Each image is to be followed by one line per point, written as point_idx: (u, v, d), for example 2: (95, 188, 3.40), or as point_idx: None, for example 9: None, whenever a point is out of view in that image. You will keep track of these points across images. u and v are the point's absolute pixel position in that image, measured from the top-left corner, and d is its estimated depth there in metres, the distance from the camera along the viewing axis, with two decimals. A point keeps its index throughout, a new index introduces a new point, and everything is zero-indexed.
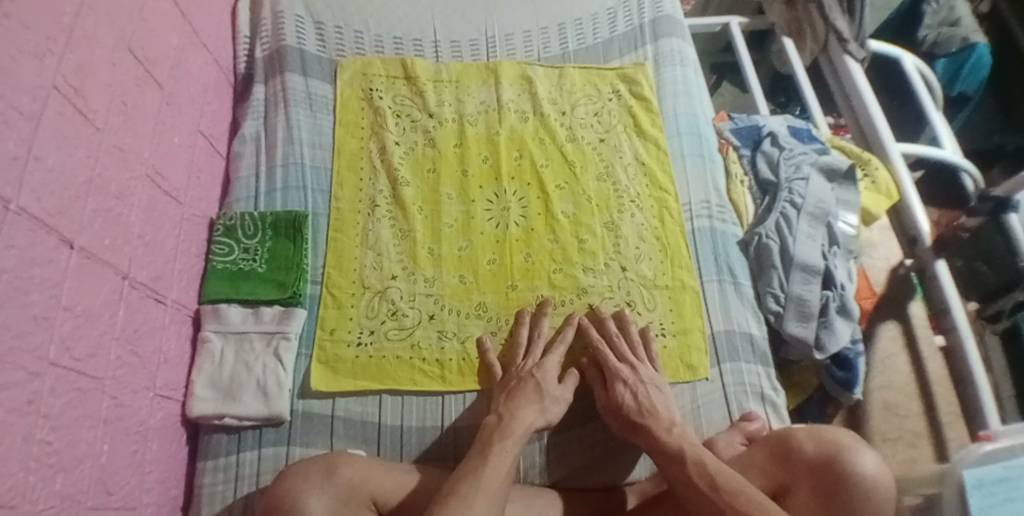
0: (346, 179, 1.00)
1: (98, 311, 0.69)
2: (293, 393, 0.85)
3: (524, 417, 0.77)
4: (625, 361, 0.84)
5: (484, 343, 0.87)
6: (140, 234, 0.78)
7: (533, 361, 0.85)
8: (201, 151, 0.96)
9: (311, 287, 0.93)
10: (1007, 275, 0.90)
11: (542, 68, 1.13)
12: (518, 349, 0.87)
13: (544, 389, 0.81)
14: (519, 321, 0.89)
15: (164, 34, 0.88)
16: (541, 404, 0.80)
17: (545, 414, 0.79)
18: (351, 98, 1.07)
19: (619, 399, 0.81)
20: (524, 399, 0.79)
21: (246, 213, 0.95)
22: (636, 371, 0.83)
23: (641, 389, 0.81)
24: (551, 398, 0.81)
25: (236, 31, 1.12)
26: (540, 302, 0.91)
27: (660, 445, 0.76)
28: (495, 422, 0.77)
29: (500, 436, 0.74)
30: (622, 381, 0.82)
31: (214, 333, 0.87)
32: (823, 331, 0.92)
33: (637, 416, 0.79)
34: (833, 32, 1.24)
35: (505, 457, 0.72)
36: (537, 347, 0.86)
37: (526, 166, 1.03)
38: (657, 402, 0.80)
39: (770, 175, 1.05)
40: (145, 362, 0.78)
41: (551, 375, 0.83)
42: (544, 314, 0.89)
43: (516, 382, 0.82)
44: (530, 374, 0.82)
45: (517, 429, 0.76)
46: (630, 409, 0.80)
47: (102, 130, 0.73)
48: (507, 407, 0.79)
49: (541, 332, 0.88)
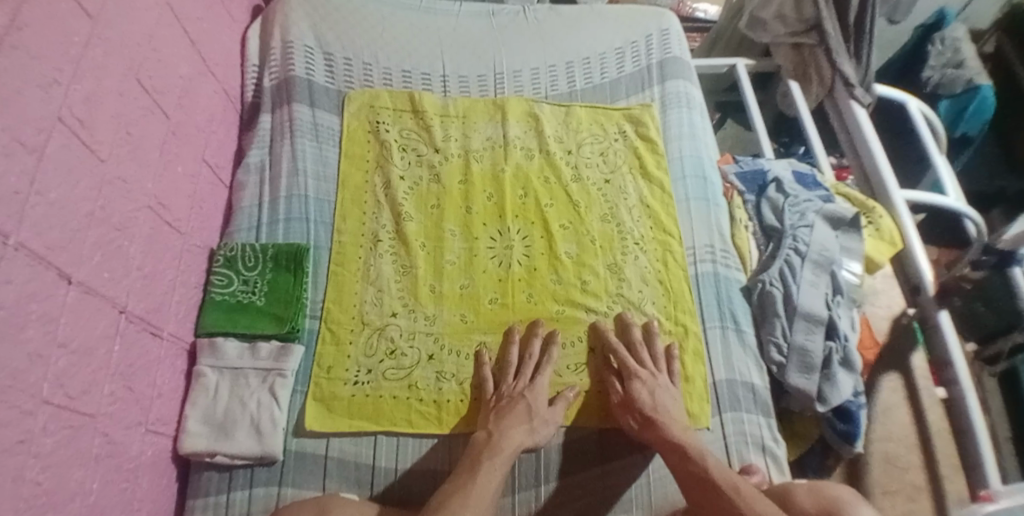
0: (350, 212, 1.00)
1: (94, 347, 0.68)
2: (287, 431, 0.84)
3: (512, 437, 0.79)
4: (644, 366, 0.87)
5: (481, 357, 0.88)
6: (140, 266, 0.77)
7: (525, 382, 0.86)
8: (205, 180, 0.95)
9: (309, 321, 0.92)
10: (1007, 316, 0.91)
11: (549, 106, 1.13)
12: (509, 367, 0.87)
13: (534, 410, 0.82)
14: (509, 339, 0.90)
15: (174, 63, 0.88)
16: (530, 423, 0.81)
17: (534, 435, 0.81)
18: (357, 130, 1.07)
19: (635, 395, 0.83)
20: (515, 417, 0.80)
21: (247, 244, 0.94)
22: (654, 376, 0.86)
23: (657, 390, 0.84)
24: (540, 416, 0.82)
25: (245, 60, 1.12)
26: (531, 322, 0.92)
27: (672, 439, 0.79)
28: (485, 439, 0.79)
29: (488, 455, 0.77)
30: (639, 380, 0.85)
31: (209, 368, 0.86)
32: (825, 384, 0.91)
33: (651, 412, 0.81)
34: (840, 76, 1.24)
35: (494, 475, 0.74)
36: (528, 368, 0.87)
37: (531, 205, 1.03)
38: (669, 404, 0.83)
39: (775, 221, 1.05)
40: (139, 397, 0.76)
41: (542, 397, 0.84)
42: (535, 333, 0.90)
43: (507, 401, 0.83)
44: (521, 395, 0.83)
45: (505, 449, 0.77)
46: (644, 405, 0.82)
47: (106, 162, 0.72)
48: (496, 425, 0.80)
49: (532, 354, 0.88)
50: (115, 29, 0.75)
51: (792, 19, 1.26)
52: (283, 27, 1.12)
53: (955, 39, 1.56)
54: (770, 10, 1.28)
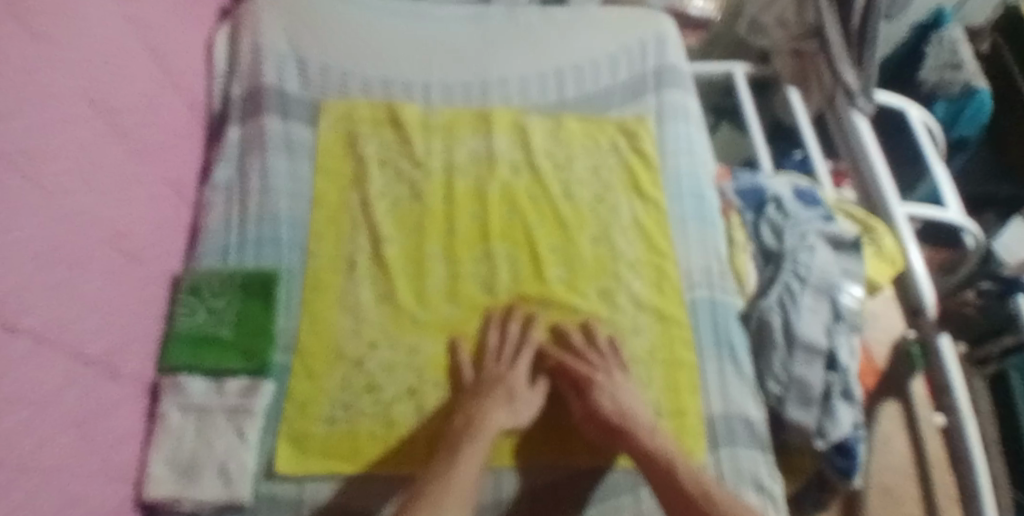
0: (325, 233, 0.94)
1: (49, 399, 0.62)
2: (257, 475, 0.78)
3: (492, 419, 0.76)
4: (597, 367, 0.83)
5: (456, 347, 0.86)
6: (96, 304, 0.71)
7: (505, 365, 0.84)
8: (167, 202, 0.88)
9: (281, 356, 0.86)
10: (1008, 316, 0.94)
11: (538, 117, 1.07)
12: (487, 353, 0.86)
13: (513, 392, 0.81)
14: (487, 326, 0.88)
15: (131, 79, 0.81)
16: (510, 406, 0.79)
17: (514, 417, 0.79)
18: (334, 143, 1.00)
19: (596, 406, 0.80)
20: (496, 400, 0.79)
21: (213, 270, 0.87)
22: (612, 378, 0.82)
23: (618, 394, 0.81)
24: (520, 400, 0.81)
25: (212, 67, 1.04)
26: (507, 309, 0.90)
27: (642, 446, 0.75)
28: (464, 422, 0.77)
29: (469, 437, 0.74)
30: (600, 389, 0.81)
31: (173, 407, 0.80)
32: (825, 418, 0.85)
33: (617, 419, 0.78)
34: (840, 84, 1.19)
35: (476, 455, 0.72)
36: (507, 352, 0.85)
37: (518, 225, 0.97)
38: (634, 406, 0.80)
39: (774, 244, 1.00)
40: (97, 446, 0.70)
41: (521, 381, 0.83)
42: (512, 317, 0.88)
43: (488, 385, 0.81)
44: (501, 378, 0.82)
45: (485, 430, 0.75)
46: (609, 414, 0.79)
47: (55, 195, 0.65)
48: (477, 407, 0.78)
49: (511, 337, 0.87)
50: (64, 48, 0.68)
51: (793, 23, 1.21)
52: (252, 32, 1.05)
53: (953, 40, 1.52)
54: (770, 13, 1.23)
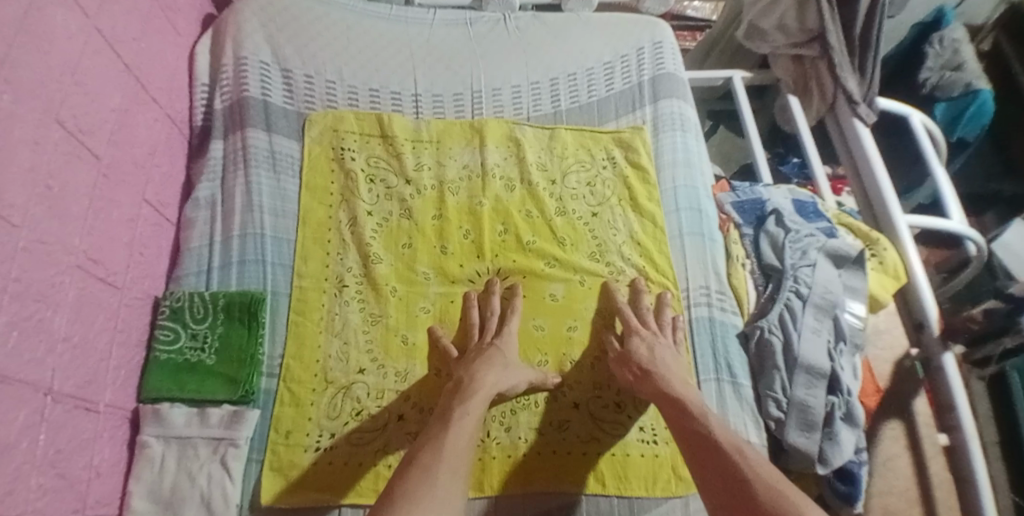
0: (312, 253, 0.91)
1: (16, 441, 0.58)
2: (242, 507, 0.76)
3: (484, 379, 0.76)
4: (646, 327, 0.86)
5: (434, 334, 0.86)
6: (67, 336, 0.67)
7: (491, 336, 0.85)
8: (146, 222, 0.85)
9: (266, 380, 0.83)
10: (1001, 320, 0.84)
11: (531, 129, 1.04)
12: (470, 332, 0.86)
13: (505, 358, 0.80)
14: (467, 303, 0.89)
15: (104, 95, 0.77)
16: (502, 367, 0.79)
17: (507, 377, 0.78)
18: (320, 157, 0.97)
19: (632, 351, 0.83)
20: (486, 362, 0.79)
21: (196, 292, 0.84)
22: (655, 336, 0.85)
23: (657, 346, 0.83)
24: (514, 366, 0.80)
25: (193, 79, 1.01)
26: (487, 282, 0.91)
27: (673, 394, 0.77)
28: (456, 385, 0.77)
29: (460, 400, 0.74)
30: (639, 337, 0.84)
31: (154, 438, 0.77)
32: (826, 443, 0.83)
33: (648, 365, 0.80)
34: (843, 92, 1.16)
35: (469, 421, 0.71)
36: (491, 324, 0.86)
37: (511, 242, 0.94)
38: (669, 360, 0.81)
39: (775, 260, 0.97)
40: (73, 482, 0.67)
41: (510, 346, 0.83)
42: (492, 291, 0.89)
43: (477, 351, 0.82)
44: (490, 344, 0.82)
45: (478, 389, 0.75)
46: (641, 359, 0.81)
47: (19, 227, 0.62)
48: (467, 370, 0.78)
49: (493, 311, 0.87)
50: (28, 70, 0.64)
51: (794, 29, 1.17)
52: (235, 42, 1.01)
53: (954, 40, 1.47)
54: (771, 19, 1.19)
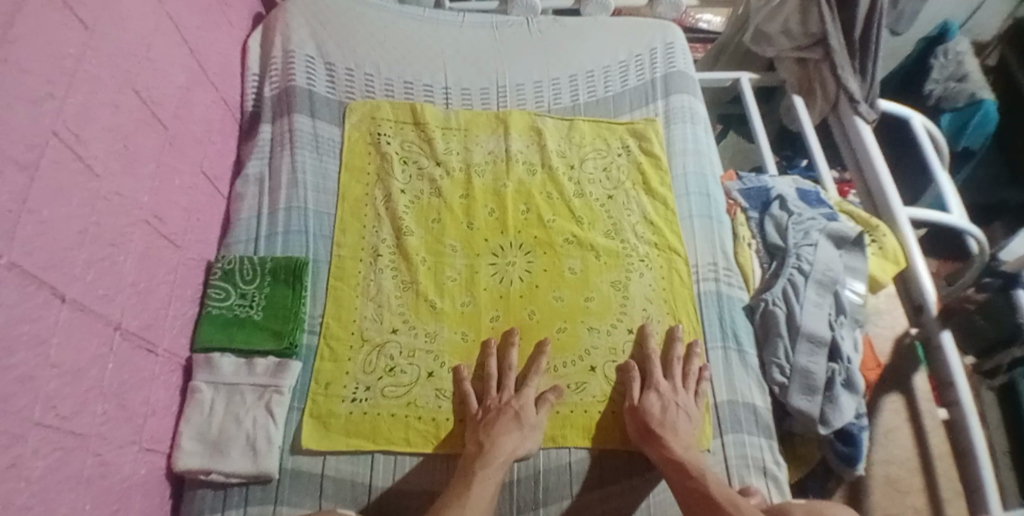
0: (349, 225, 0.99)
1: (86, 366, 0.66)
2: (283, 449, 0.82)
3: (503, 445, 0.79)
4: (668, 379, 0.88)
5: (458, 373, 0.87)
6: (134, 282, 0.75)
7: (509, 394, 0.85)
8: (202, 192, 0.94)
9: (308, 337, 0.91)
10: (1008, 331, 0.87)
11: (552, 120, 1.13)
12: (488, 378, 0.87)
13: (521, 417, 0.82)
14: (484, 352, 0.90)
15: (170, 73, 0.87)
16: (520, 431, 0.81)
17: (525, 443, 0.81)
18: (358, 142, 1.06)
19: (647, 406, 0.84)
20: (505, 426, 0.81)
21: (245, 257, 0.93)
22: (675, 391, 0.86)
23: (672, 406, 0.84)
24: (533, 428, 0.82)
25: (246, 69, 1.11)
26: (507, 332, 0.91)
27: (676, 459, 0.78)
28: (476, 450, 0.79)
29: (479, 464, 0.77)
30: (657, 392, 0.85)
31: (205, 384, 0.84)
32: (828, 406, 0.89)
33: (657, 425, 0.81)
34: (845, 92, 1.24)
35: (489, 483, 0.75)
36: (510, 379, 0.87)
37: (533, 220, 1.02)
38: (679, 422, 0.82)
39: (778, 240, 1.03)
40: (131, 415, 0.74)
41: (529, 405, 0.84)
42: (511, 344, 0.89)
43: (494, 413, 0.83)
44: (508, 405, 0.83)
45: (497, 456, 0.78)
46: (653, 417, 0.82)
47: (100, 177, 0.70)
48: (485, 434, 0.80)
49: (510, 365, 0.88)
50: (110, 40, 0.74)
51: (797, 33, 1.26)
52: (284, 37, 1.12)
53: (958, 52, 1.54)
54: (775, 24, 1.27)
